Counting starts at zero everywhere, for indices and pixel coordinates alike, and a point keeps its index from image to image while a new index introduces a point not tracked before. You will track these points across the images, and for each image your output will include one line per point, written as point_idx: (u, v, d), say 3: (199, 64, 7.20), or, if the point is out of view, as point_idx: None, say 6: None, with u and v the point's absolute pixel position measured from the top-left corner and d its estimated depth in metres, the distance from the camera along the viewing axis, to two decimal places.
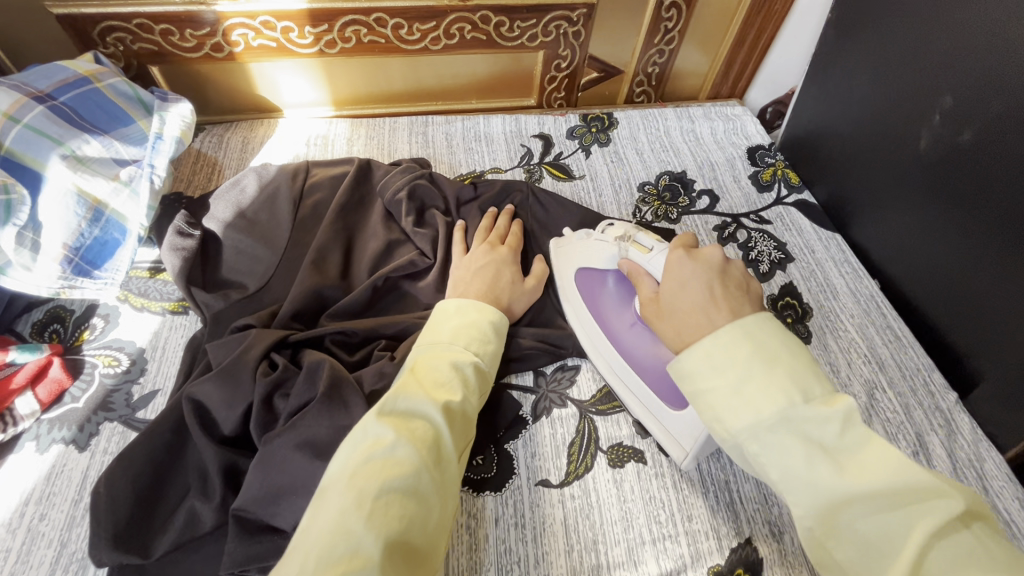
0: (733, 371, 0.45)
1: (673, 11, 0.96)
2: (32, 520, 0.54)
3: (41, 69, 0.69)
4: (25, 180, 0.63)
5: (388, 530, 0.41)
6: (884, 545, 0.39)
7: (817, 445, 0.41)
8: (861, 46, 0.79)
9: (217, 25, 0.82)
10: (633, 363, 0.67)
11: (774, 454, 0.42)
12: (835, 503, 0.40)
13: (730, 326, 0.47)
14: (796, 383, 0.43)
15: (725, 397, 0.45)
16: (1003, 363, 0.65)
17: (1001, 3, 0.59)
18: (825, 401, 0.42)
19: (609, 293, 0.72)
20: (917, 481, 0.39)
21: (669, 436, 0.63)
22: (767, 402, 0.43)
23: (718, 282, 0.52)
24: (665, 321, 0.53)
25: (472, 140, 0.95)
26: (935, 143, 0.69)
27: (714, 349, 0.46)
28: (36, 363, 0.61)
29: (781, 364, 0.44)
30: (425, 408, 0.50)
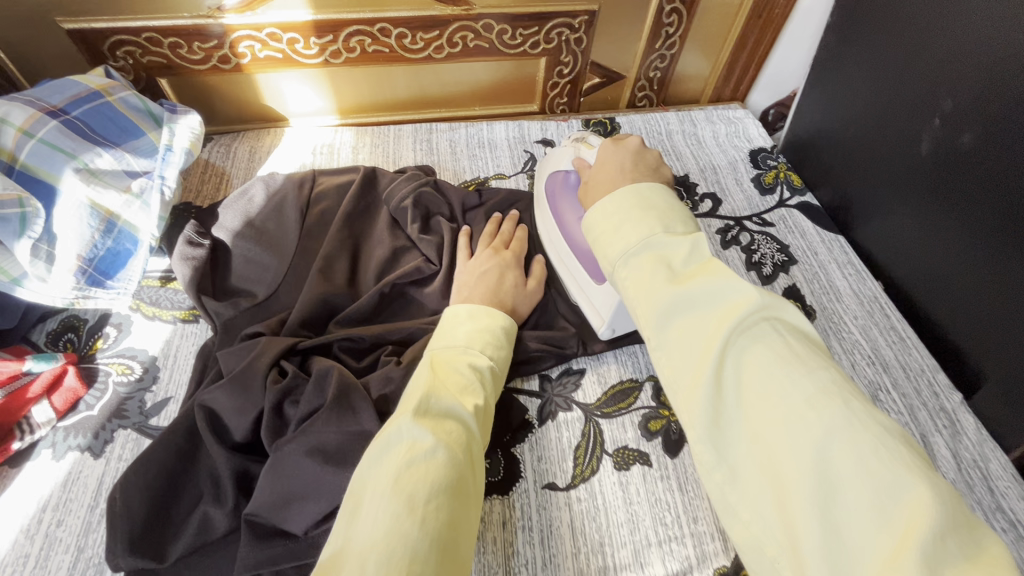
0: (636, 223, 0.49)
1: (673, 16, 0.96)
2: (49, 526, 0.55)
3: (53, 84, 0.71)
4: (40, 194, 0.64)
5: (440, 533, 0.42)
6: (698, 345, 0.42)
7: (663, 269, 0.46)
8: (861, 49, 0.79)
9: (224, 37, 0.83)
10: (572, 243, 0.73)
11: (629, 271, 0.47)
12: (666, 302, 0.44)
13: (621, 189, 0.52)
14: (660, 219, 0.49)
15: (613, 225, 0.50)
16: (1007, 363, 0.65)
17: (998, 7, 0.60)
18: (681, 234, 0.48)
19: (567, 188, 0.75)
20: (735, 293, 0.43)
21: (595, 311, 0.70)
22: (634, 232, 0.49)
23: (632, 161, 0.61)
24: (592, 195, 0.62)
25: (475, 147, 0.96)
26: (936, 145, 0.70)
27: (610, 205, 0.51)
28: (51, 372, 0.62)
29: (656, 213, 0.50)
30: (455, 411, 0.51)
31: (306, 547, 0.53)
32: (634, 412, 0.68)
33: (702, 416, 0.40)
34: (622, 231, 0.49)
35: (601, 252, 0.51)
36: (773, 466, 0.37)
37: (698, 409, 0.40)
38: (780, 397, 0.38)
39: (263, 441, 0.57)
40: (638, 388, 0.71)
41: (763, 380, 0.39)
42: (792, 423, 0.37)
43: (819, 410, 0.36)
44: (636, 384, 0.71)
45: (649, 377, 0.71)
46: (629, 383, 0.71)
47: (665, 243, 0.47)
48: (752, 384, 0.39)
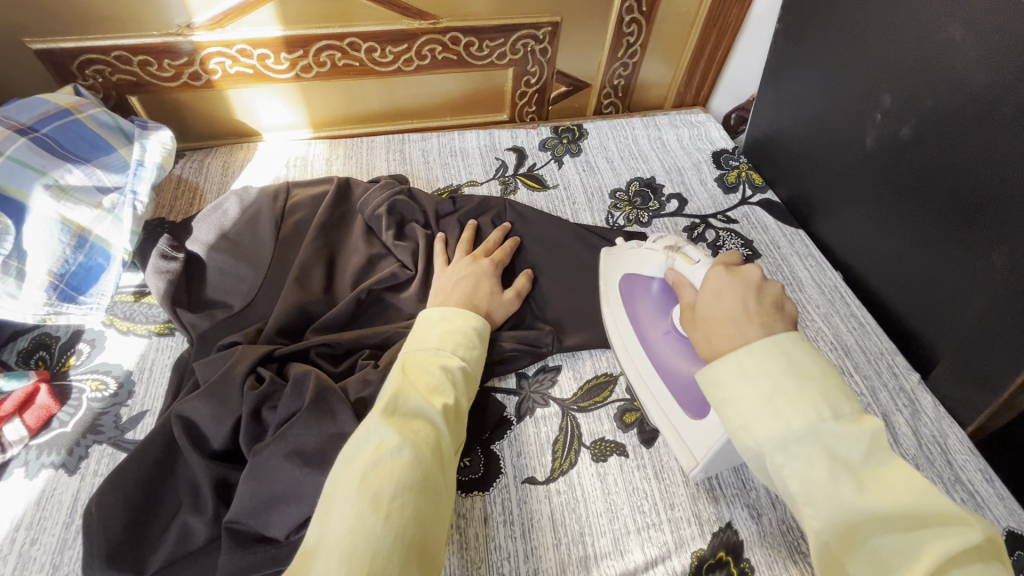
0: (765, 381, 0.44)
1: (634, 26, 1.00)
2: (23, 545, 0.55)
3: (21, 102, 0.71)
4: (9, 210, 0.63)
5: (405, 528, 0.43)
6: (897, 574, 0.38)
7: (844, 475, 0.40)
8: (807, 52, 0.84)
9: (194, 54, 0.85)
10: (660, 370, 0.66)
11: (793, 462, 0.42)
12: (849, 518, 0.39)
13: (756, 341, 0.46)
14: (828, 403, 0.43)
15: (749, 414, 0.44)
16: (956, 341, 0.69)
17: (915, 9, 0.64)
18: (855, 421, 0.42)
19: (650, 299, 0.69)
20: (947, 510, 0.39)
21: (682, 444, 0.63)
22: (795, 414, 0.43)
23: (754, 296, 0.50)
24: (701, 331, 0.52)
25: (447, 156, 0.98)
26: (880, 139, 0.74)
27: (746, 359, 0.46)
28: (23, 391, 0.62)
29: (813, 381, 0.44)
30: (424, 410, 0.52)
31: (287, 551, 0.53)
32: (610, 405, 0.70)
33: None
34: (749, 374, 0.45)
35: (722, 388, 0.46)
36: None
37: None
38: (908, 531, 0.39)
39: (242, 447, 0.57)
40: (613, 381, 0.72)
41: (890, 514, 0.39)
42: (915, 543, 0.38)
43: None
44: (611, 378, 0.73)
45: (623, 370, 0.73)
46: (603, 378, 0.73)
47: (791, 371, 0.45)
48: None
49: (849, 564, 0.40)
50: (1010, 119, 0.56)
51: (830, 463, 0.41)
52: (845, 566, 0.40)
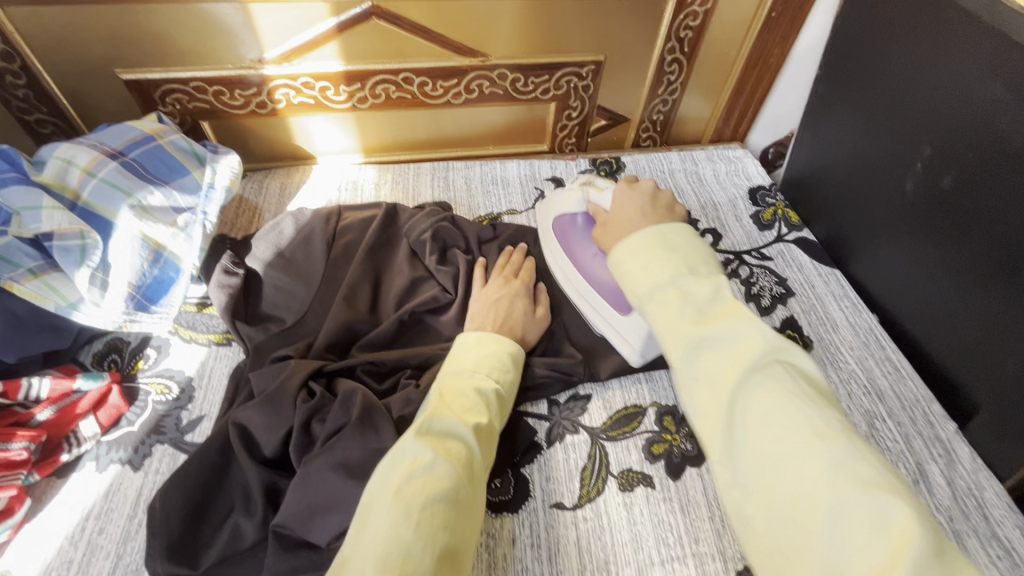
0: (643, 256, 0.58)
1: (675, 65, 1.04)
2: (92, 533, 0.60)
3: (112, 128, 0.78)
4: (99, 228, 0.71)
5: (436, 535, 0.46)
6: (714, 388, 0.48)
7: (694, 310, 0.52)
8: (846, 97, 0.85)
9: (262, 85, 0.92)
10: (592, 283, 0.78)
11: (658, 306, 0.54)
12: (691, 346, 0.50)
13: (644, 230, 0.60)
14: (685, 262, 0.56)
15: (631, 270, 0.58)
16: (998, 395, 0.68)
17: (954, 64, 0.65)
18: (704, 277, 0.54)
19: (577, 231, 0.83)
20: (762, 338, 0.49)
21: (621, 338, 0.76)
22: (661, 271, 0.56)
23: (649, 204, 0.70)
24: (614, 236, 0.71)
25: (489, 184, 1.02)
26: (920, 187, 0.74)
27: (633, 244, 0.60)
28: (98, 390, 0.68)
29: (678, 255, 0.57)
30: (456, 429, 0.55)
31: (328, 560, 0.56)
32: (638, 436, 0.72)
33: (718, 449, 0.46)
34: (650, 272, 0.56)
35: (631, 288, 0.58)
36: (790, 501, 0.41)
37: (714, 445, 0.47)
38: (790, 426, 0.44)
39: (292, 457, 0.62)
40: (641, 413, 0.74)
41: (766, 405, 0.45)
42: (801, 450, 0.42)
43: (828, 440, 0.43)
44: (640, 409, 0.74)
45: (653, 403, 0.75)
46: (633, 409, 0.74)
47: (688, 283, 0.54)
48: (765, 434, 0.44)
49: (737, 464, 0.45)
50: None
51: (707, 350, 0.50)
52: (734, 468, 0.45)
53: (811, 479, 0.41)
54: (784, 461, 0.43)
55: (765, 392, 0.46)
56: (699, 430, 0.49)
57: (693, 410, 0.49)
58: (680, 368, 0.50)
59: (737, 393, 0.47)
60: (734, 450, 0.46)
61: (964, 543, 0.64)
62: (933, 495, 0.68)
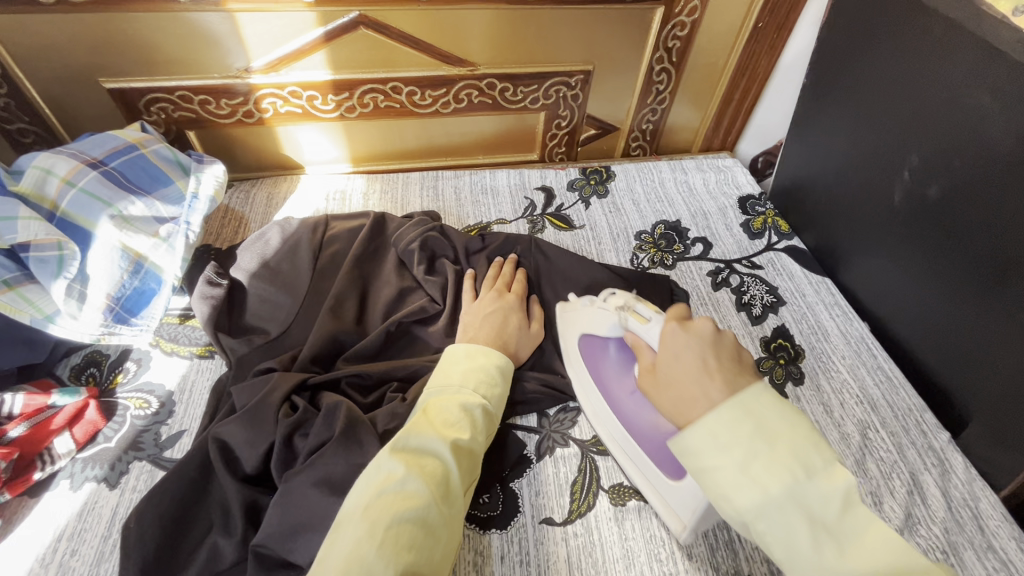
0: (733, 444, 0.45)
1: (663, 74, 1.04)
2: (63, 555, 0.57)
3: (93, 137, 0.77)
4: (78, 238, 0.69)
5: (399, 556, 0.45)
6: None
7: (825, 533, 0.41)
8: (833, 106, 0.85)
9: (249, 94, 0.91)
10: (633, 431, 0.67)
11: (776, 528, 0.42)
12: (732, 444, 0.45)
13: (723, 404, 0.47)
14: (800, 461, 0.43)
15: (726, 479, 0.44)
16: (990, 403, 0.68)
17: (939, 73, 0.65)
18: (828, 477, 0.43)
19: (610, 361, 0.72)
20: (911, 556, 0.40)
21: (669, 508, 0.62)
22: (771, 477, 0.43)
23: (713, 354, 0.52)
24: (663, 393, 0.53)
25: (478, 194, 1.01)
26: (907, 196, 0.74)
27: (714, 421, 0.46)
28: (74, 405, 0.66)
29: (784, 444, 0.44)
30: (434, 446, 0.54)
31: None
32: None
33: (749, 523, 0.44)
34: (724, 450, 0.45)
35: (722, 495, 0.45)
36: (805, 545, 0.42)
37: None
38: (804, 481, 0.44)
39: (272, 473, 0.60)
40: None
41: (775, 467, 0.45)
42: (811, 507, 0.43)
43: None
44: None
45: None
46: None
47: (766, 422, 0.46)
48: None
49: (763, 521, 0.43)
50: None
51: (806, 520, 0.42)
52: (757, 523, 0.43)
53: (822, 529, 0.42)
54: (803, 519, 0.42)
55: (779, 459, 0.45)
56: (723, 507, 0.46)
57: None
58: (758, 524, 0.43)
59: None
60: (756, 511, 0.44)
61: (961, 555, 0.63)
62: (927, 507, 0.67)
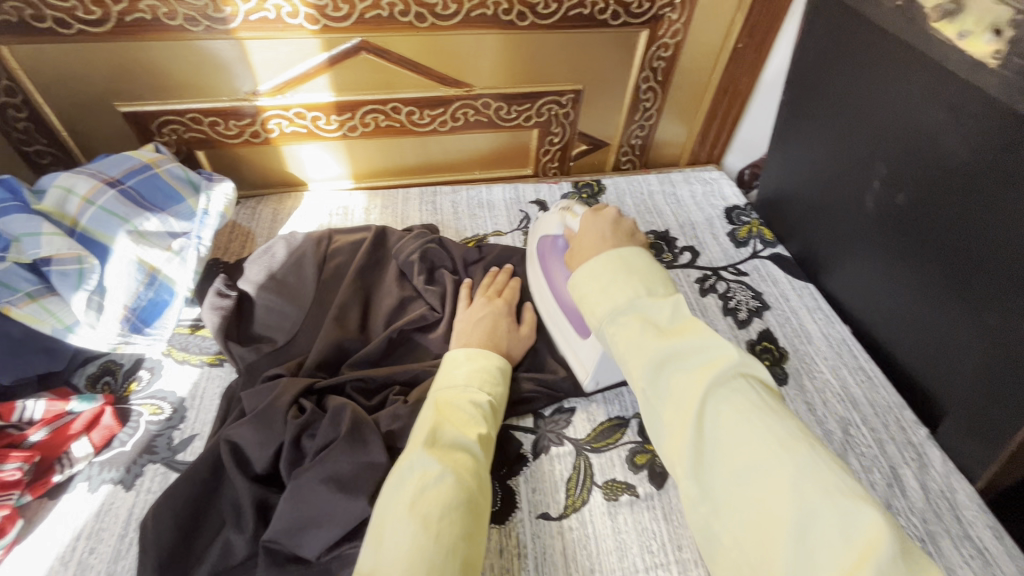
0: (619, 295, 0.60)
1: (650, 93, 1.09)
2: (82, 553, 0.60)
3: (110, 158, 0.81)
4: (97, 253, 0.73)
5: (456, 545, 0.48)
6: (681, 403, 0.51)
7: (653, 328, 0.56)
8: (808, 121, 0.90)
9: (256, 116, 0.96)
10: (562, 305, 0.79)
11: (618, 328, 0.58)
12: (660, 357, 0.54)
13: (604, 254, 0.64)
14: (643, 286, 0.61)
15: (591, 292, 0.62)
16: (963, 399, 0.71)
17: (898, 91, 0.70)
18: (662, 297, 0.59)
19: (557, 252, 0.82)
20: (781, 428, 0.48)
21: (577, 359, 0.77)
22: (620, 295, 0.60)
23: (611, 228, 0.73)
24: (575, 259, 0.72)
25: (475, 207, 1.06)
26: (879, 204, 0.78)
27: (597, 270, 0.63)
28: (92, 412, 0.69)
29: (636, 274, 0.62)
30: (461, 441, 0.58)
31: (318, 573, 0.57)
32: (622, 447, 0.74)
33: (687, 472, 0.49)
34: (637, 338, 0.56)
35: (590, 311, 0.62)
36: (759, 508, 0.44)
37: (684, 468, 0.49)
38: (753, 437, 0.47)
39: (282, 472, 0.63)
40: (625, 424, 0.76)
41: (736, 424, 0.48)
42: (756, 461, 0.46)
43: (792, 450, 0.46)
44: (623, 421, 0.77)
45: (635, 414, 0.77)
46: (616, 421, 0.77)
47: (682, 355, 0.54)
48: (727, 427, 0.49)
49: (705, 482, 0.48)
50: (993, 194, 0.60)
51: (675, 372, 0.53)
52: (702, 487, 0.48)
53: (768, 480, 0.45)
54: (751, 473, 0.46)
55: (730, 416, 0.49)
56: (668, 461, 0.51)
57: (663, 433, 0.52)
58: (648, 389, 0.54)
59: (701, 409, 0.50)
60: (701, 468, 0.49)
61: (938, 543, 0.66)
62: (906, 498, 0.70)
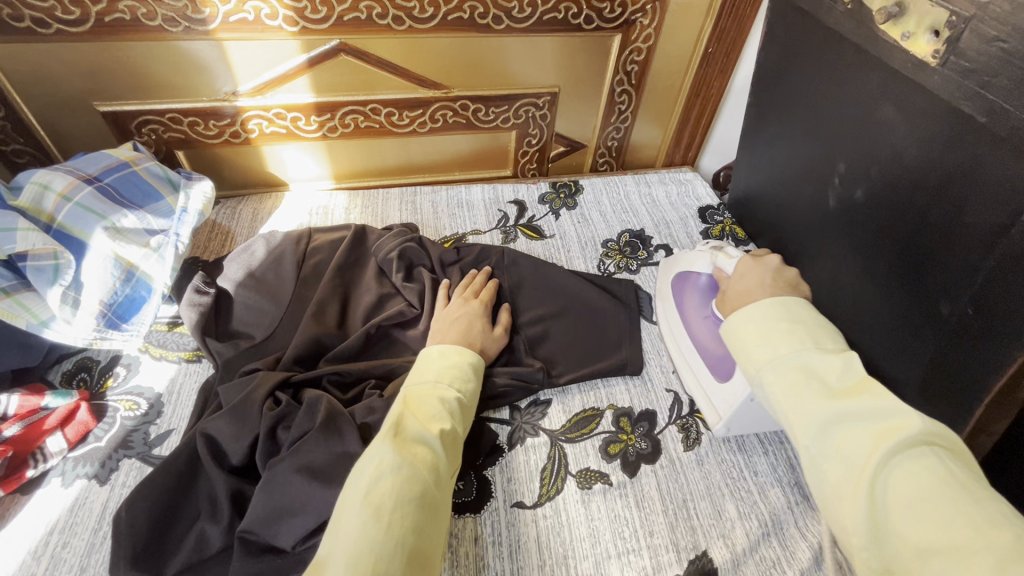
0: (766, 323, 0.59)
1: (625, 96, 1.12)
2: (55, 547, 0.60)
3: (88, 156, 0.82)
4: (73, 249, 0.74)
5: (403, 537, 0.49)
6: (813, 417, 0.51)
7: (826, 382, 0.53)
8: (773, 122, 0.93)
9: (236, 116, 0.97)
10: (697, 345, 0.80)
11: (776, 375, 0.56)
12: (796, 368, 0.55)
13: (765, 302, 0.62)
14: (811, 337, 0.57)
15: (753, 339, 0.59)
16: (921, 387, 0.74)
17: (853, 91, 0.73)
18: (833, 353, 0.55)
19: (697, 289, 0.83)
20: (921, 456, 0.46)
21: (710, 405, 0.76)
22: (784, 343, 0.57)
23: (771, 277, 0.68)
24: (729, 304, 0.71)
25: (454, 207, 1.08)
26: (839, 200, 0.81)
27: (753, 313, 0.61)
28: (66, 407, 0.69)
29: (802, 327, 0.58)
30: (424, 436, 0.59)
31: (292, 562, 0.58)
32: (595, 437, 0.76)
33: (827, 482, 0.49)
34: (771, 341, 0.58)
35: (747, 357, 0.59)
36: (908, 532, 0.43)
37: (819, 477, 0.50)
38: (902, 464, 0.46)
39: (258, 463, 0.64)
40: (599, 415, 0.78)
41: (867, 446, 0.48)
42: (903, 487, 0.45)
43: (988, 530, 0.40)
44: (597, 412, 0.78)
45: (609, 406, 0.79)
46: (590, 412, 0.78)
47: (815, 358, 0.55)
48: (908, 495, 0.44)
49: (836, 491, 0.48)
50: (942, 187, 0.64)
51: (808, 380, 0.54)
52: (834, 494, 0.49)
53: (919, 507, 0.43)
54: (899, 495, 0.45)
55: (863, 439, 0.48)
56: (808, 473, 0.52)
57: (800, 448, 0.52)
58: (767, 381, 0.56)
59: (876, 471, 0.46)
60: (823, 473, 0.50)
61: None
62: None
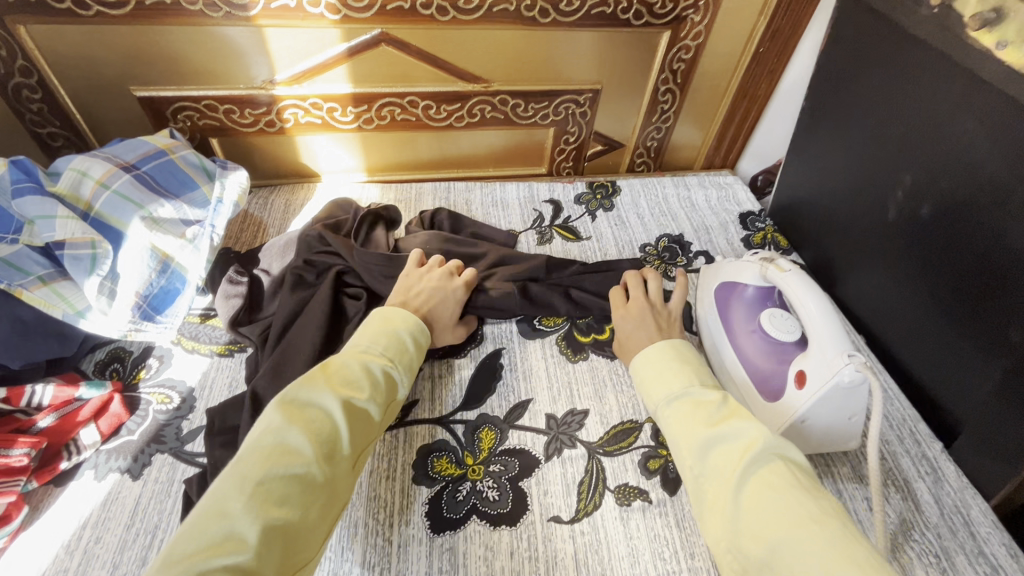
0: (666, 358, 0.67)
1: (668, 95, 1.08)
2: (88, 542, 0.59)
3: (126, 143, 0.81)
4: (110, 238, 0.72)
5: (271, 513, 0.46)
6: (688, 441, 0.57)
7: (704, 411, 0.59)
8: (830, 129, 0.89)
9: (272, 105, 0.95)
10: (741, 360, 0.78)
11: (671, 410, 0.62)
12: (685, 398, 0.61)
13: (662, 340, 0.70)
14: (698, 374, 0.65)
15: (653, 376, 0.66)
16: (980, 414, 0.71)
17: (928, 101, 0.69)
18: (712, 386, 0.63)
19: (744, 301, 0.81)
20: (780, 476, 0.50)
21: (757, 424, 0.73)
22: (678, 379, 0.64)
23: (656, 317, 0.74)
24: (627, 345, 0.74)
25: (490, 206, 1.05)
26: (901, 213, 0.77)
27: (652, 352, 0.69)
28: (99, 399, 0.68)
29: (690, 364, 0.66)
30: (321, 403, 0.55)
31: None
32: (634, 451, 0.73)
33: (696, 495, 0.55)
34: (666, 378, 0.65)
35: (650, 395, 0.66)
36: (765, 548, 0.47)
37: (696, 493, 0.55)
38: (763, 486, 0.50)
39: None
40: (637, 429, 0.75)
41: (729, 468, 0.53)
42: (760, 505, 0.49)
43: (826, 529, 0.46)
44: (635, 425, 0.76)
45: (648, 418, 0.76)
46: (629, 424, 0.76)
47: (700, 391, 0.61)
48: (761, 510, 0.49)
49: (704, 505, 0.54)
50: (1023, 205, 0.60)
51: (695, 410, 0.59)
52: (702, 507, 0.54)
53: (770, 521, 0.48)
54: (760, 511, 0.49)
55: (727, 458, 0.54)
56: (689, 486, 0.57)
57: (682, 464, 0.57)
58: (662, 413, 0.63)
59: (735, 487, 0.51)
60: (698, 489, 0.55)
61: (953, 560, 0.65)
62: (921, 513, 0.69)
